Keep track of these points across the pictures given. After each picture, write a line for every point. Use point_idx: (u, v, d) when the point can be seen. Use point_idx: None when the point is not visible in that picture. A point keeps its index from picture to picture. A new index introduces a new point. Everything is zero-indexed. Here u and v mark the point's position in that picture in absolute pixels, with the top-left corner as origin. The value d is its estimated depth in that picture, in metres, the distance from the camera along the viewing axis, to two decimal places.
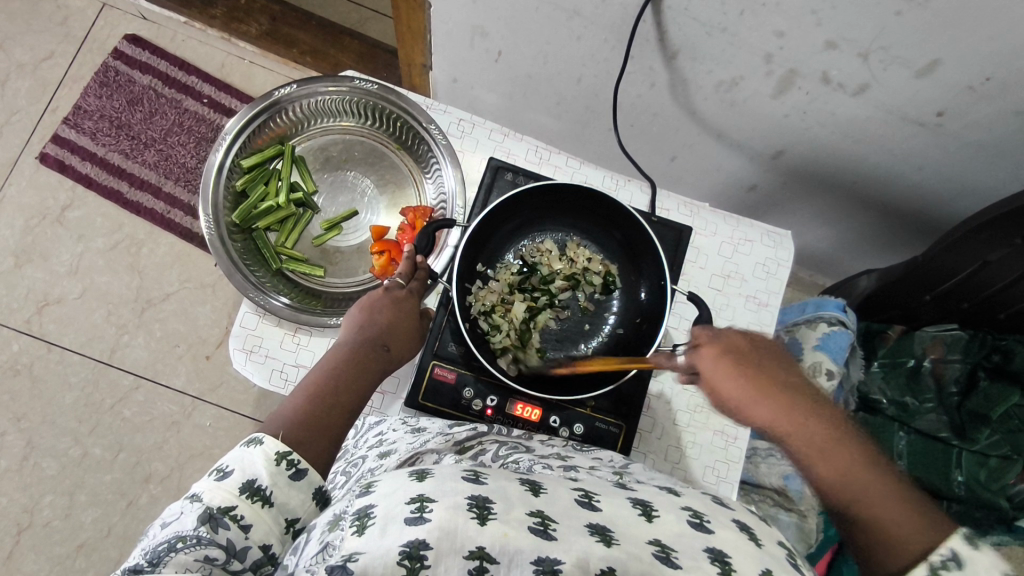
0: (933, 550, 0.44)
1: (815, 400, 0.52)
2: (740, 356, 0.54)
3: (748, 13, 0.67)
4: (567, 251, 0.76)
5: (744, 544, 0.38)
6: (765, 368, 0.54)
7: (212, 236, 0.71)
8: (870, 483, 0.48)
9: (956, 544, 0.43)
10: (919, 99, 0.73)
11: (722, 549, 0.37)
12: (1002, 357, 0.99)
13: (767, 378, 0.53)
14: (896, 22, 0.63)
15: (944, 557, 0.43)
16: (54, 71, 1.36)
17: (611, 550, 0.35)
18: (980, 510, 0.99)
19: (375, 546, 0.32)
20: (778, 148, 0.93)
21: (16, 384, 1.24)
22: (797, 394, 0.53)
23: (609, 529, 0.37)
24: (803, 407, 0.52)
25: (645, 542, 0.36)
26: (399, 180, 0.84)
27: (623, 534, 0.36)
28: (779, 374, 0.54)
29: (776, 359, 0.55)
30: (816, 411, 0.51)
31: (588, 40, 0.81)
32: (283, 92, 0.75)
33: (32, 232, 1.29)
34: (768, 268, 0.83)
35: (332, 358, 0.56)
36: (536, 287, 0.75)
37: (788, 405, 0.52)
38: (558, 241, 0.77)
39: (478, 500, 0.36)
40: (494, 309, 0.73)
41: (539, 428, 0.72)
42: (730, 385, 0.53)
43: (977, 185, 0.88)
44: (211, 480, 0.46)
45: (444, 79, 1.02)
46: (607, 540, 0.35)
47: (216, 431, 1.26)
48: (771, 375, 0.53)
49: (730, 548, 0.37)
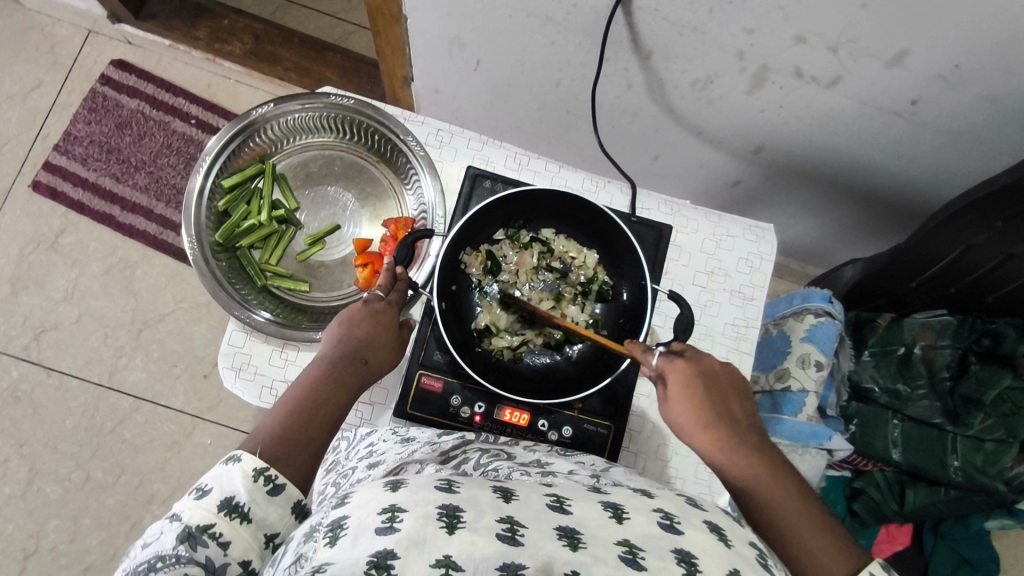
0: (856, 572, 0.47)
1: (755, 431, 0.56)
2: (702, 381, 0.57)
3: (717, 12, 0.68)
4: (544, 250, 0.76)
5: (712, 545, 0.38)
6: (720, 394, 0.57)
7: (195, 256, 0.72)
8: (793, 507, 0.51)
9: (875, 569, 0.47)
10: (892, 90, 0.74)
11: (689, 550, 0.37)
12: (992, 341, 0.99)
13: (718, 406, 0.57)
14: (862, 15, 0.63)
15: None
16: (43, 100, 1.37)
17: (577, 553, 0.35)
18: (978, 495, 1.00)
19: (345, 557, 0.33)
20: (759, 144, 0.94)
21: (17, 411, 1.25)
22: (744, 424, 0.56)
23: (577, 533, 0.37)
24: (746, 436, 0.55)
25: (612, 544, 0.37)
26: (380, 192, 0.85)
27: (591, 538, 0.37)
28: (733, 403, 0.58)
29: (730, 390, 0.58)
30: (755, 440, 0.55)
31: (563, 45, 0.81)
32: (260, 111, 0.76)
33: (27, 260, 1.30)
34: (751, 263, 0.83)
35: (310, 372, 0.57)
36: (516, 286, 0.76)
37: (730, 429, 0.55)
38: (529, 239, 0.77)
39: (449, 508, 0.36)
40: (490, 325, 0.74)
41: (528, 432, 0.72)
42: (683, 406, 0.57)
43: (957, 171, 0.88)
44: (190, 499, 0.46)
45: (425, 89, 1.03)
46: (574, 543, 0.36)
47: (217, 449, 1.27)
48: (724, 405, 0.57)
49: (698, 549, 0.37)
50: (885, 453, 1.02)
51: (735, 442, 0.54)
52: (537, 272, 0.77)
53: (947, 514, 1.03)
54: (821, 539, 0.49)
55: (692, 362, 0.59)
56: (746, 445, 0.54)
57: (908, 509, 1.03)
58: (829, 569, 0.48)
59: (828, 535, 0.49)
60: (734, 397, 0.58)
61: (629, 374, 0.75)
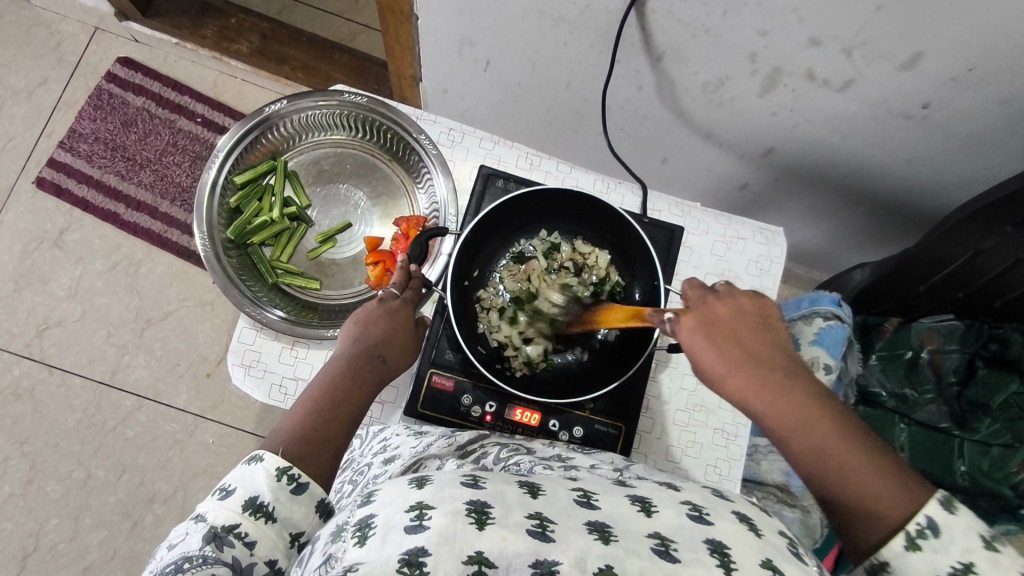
0: (911, 519, 0.43)
1: (793, 362, 0.50)
2: (724, 325, 0.52)
3: (731, 13, 0.68)
4: (552, 254, 0.75)
5: (743, 534, 0.38)
6: (741, 336, 0.52)
7: (207, 253, 0.72)
8: (851, 452, 0.46)
9: (933, 512, 0.43)
10: (904, 93, 0.74)
11: (721, 540, 0.37)
12: (999, 346, 0.99)
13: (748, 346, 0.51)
14: (876, 18, 0.64)
15: (921, 526, 0.43)
16: (48, 96, 1.37)
17: (609, 547, 0.35)
18: (983, 499, 1.00)
19: (375, 556, 0.33)
20: (768, 146, 0.94)
21: (18, 409, 1.24)
22: (778, 360, 0.50)
23: (608, 527, 0.37)
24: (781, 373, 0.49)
25: (644, 537, 0.37)
26: (391, 192, 0.85)
27: (621, 531, 0.37)
28: (756, 341, 0.51)
29: (758, 327, 0.53)
30: (797, 377, 0.49)
31: (574, 45, 0.81)
32: (274, 107, 0.76)
33: (31, 257, 1.30)
34: (761, 265, 0.83)
35: (329, 370, 0.57)
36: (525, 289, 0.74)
37: (769, 373, 0.49)
38: (536, 243, 0.76)
39: (477, 505, 0.36)
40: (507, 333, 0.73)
41: (539, 432, 0.72)
42: (707, 349, 0.51)
43: (965, 176, 0.88)
44: (215, 500, 0.47)
45: (434, 89, 1.03)
46: (605, 537, 0.36)
47: (219, 448, 1.26)
48: (752, 345, 0.51)
49: (729, 539, 0.38)
50: None
51: (774, 382, 0.49)
52: (550, 274, 0.74)
53: None
54: (874, 481, 0.45)
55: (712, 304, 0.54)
56: (785, 384, 0.49)
57: None
58: (883, 513, 0.44)
59: (882, 475, 0.45)
60: (759, 333, 0.52)
61: (639, 375, 0.75)
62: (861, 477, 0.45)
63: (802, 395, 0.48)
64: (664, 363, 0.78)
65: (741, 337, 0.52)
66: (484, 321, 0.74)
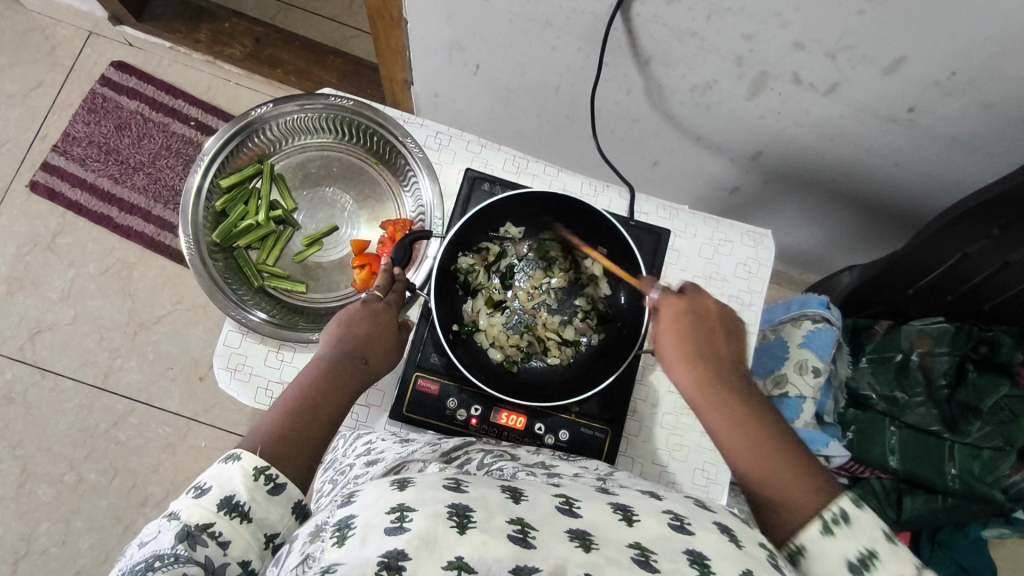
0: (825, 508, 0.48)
1: (739, 371, 0.59)
2: (694, 319, 0.61)
3: (716, 18, 0.68)
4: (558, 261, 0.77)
5: (723, 546, 0.38)
6: (711, 337, 0.60)
7: (191, 256, 0.72)
8: (778, 452, 0.52)
9: (845, 504, 0.48)
10: (890, 97, 0.74)
11: (701, 552, 0.37)
12: (989, 349, 1.00)
13: (704, 346, 0.59)
14: (859, 22, 0.64)
15: (835, 514, 0.47)
16: (43, 100, 1.37)
17: (589, 555, 0.35)
18: (976, 503, 1.00)
19: (355, 557, 0.33)
20: (756, 149, 0.94)
21: (11, 412, 1.24)
22: (729, 362, 0.59)
23: (589, 535, 0.37)
24: (728, 372, 0.58)
25: (624, 547, 0.36)
26: (378, 195, 0.85)
27: (602, 539, 0.37)
28: (722, 342, 0.60)
29: (725, 333, 0.61)
30: (741, 380, 0.58)
31: (563, 49, 0.82)
32: (258, 111, 0.76)
33: (24, 260, 1.30)
34: (748, 268, 0.83)
35: (310, 372, 0.57)
36: (530, 291, 0.77)
37: (714, 366, 0.58)
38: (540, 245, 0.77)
39: (459, 508, 0.36)
40: (494, 334, 0.74)
41: (524, 436, 0.72)
42: (670, 341, 0.60)
43: (951, 180, 0.89)
44: (189, 498, 0.47)
45: (425, 93, 1.03)
46: (586, 545, 0.36)
47: (211, 451, 1.26)
48: (710, 344, 0.60)
49: (710, 551, 0.38)
50: (882, 459, 1.03)
51: (717, 377, 0.57)
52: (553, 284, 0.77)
53: (945, 522, 1.04)
54: (792, 472, 0.50)
55: (685, 301, 0.62)
56: (728, 383, 0.57)
57: (905, 516, 1.03)
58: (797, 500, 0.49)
59: (802, 470, 0.50)
60: (723, 338, 0.60)
61: (624, 377, 0.75)
62: (776, 465, 0.51)
63: (739, 392, 0.56)
64: (651, 366, 0.77)
65: (707, 337, 0.60)
66: (473, 301, 0.75)
